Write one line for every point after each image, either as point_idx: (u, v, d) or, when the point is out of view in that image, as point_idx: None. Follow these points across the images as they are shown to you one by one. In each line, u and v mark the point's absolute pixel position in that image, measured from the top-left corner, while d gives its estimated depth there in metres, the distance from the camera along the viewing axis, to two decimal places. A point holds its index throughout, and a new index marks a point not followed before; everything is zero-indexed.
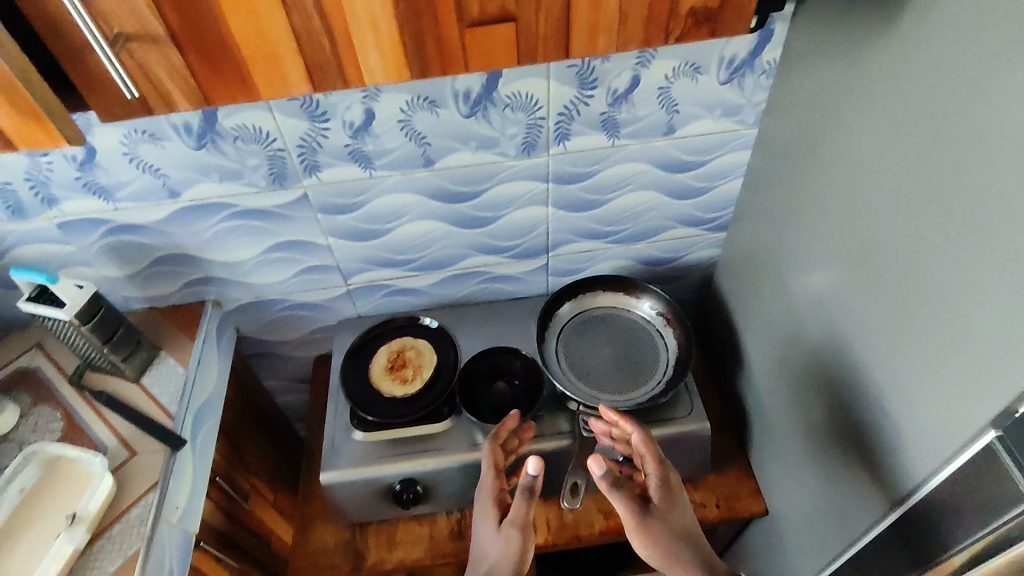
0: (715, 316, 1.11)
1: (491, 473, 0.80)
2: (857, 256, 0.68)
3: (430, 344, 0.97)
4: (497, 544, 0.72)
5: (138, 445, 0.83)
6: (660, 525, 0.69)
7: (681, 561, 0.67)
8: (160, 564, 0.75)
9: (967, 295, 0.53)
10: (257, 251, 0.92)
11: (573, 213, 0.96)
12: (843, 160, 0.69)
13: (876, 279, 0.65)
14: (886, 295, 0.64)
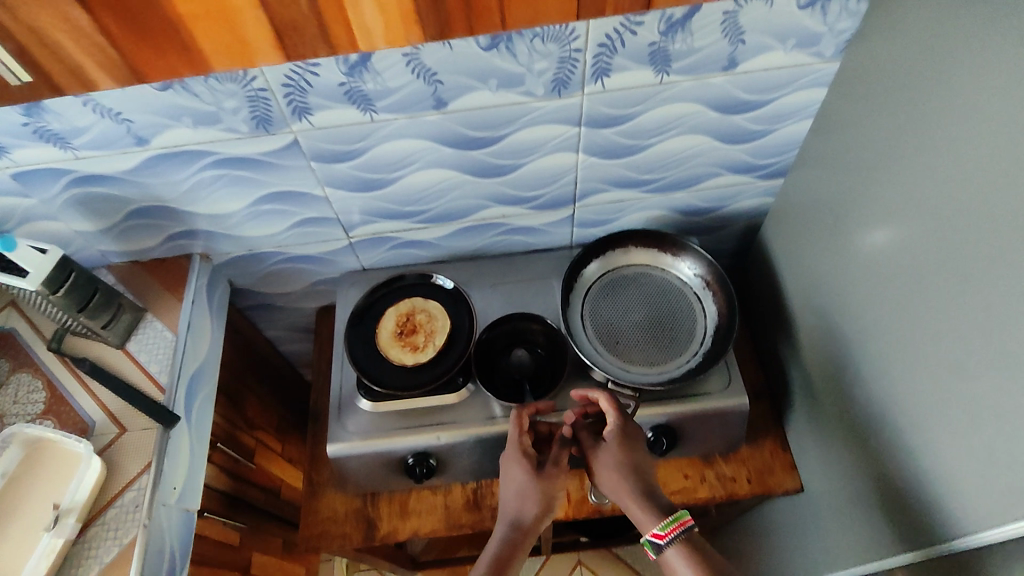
0: (758, 272, 1.00)
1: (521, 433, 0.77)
2: (952, 238, 0.57)
3: (443, 308, 0.87)
4: (524, 498, 0.73)
5: (128, 421, 0.77)
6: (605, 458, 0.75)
7: (616, 489, 0.72)
8: (160, 548, 0.72)
9: None
10: (244, 202, 0.81)
11: (606, 159, 0.83)
12: (950, 119, 0.56)
13: (972, 273, 0.54)
14: (980, 297, 0.53)
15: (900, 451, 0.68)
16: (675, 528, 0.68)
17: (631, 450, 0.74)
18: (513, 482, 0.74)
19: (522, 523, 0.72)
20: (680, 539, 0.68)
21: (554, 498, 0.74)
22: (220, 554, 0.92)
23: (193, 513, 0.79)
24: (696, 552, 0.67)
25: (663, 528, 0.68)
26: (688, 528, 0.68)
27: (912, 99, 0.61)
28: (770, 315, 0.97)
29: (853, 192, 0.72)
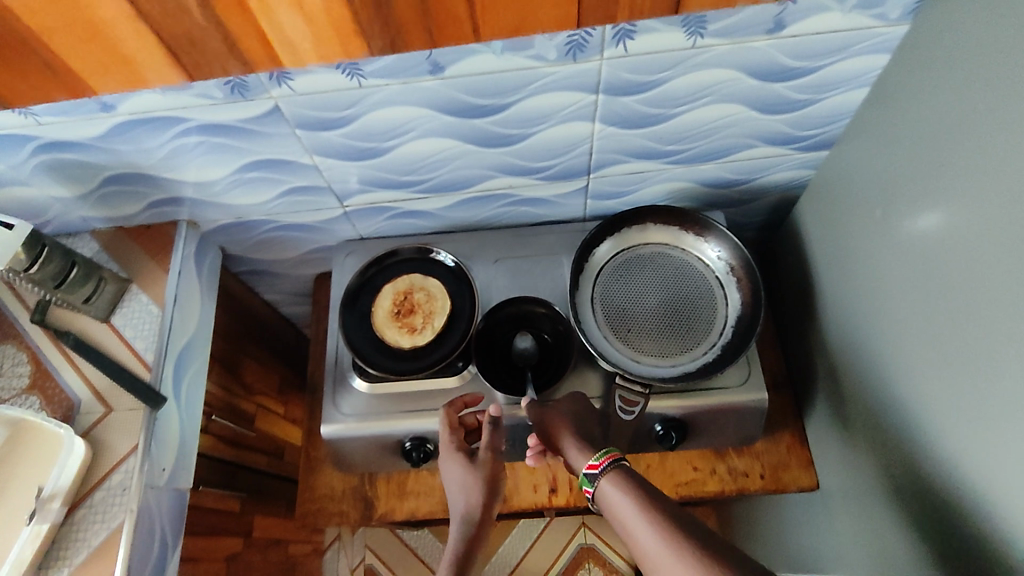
0: (787, 252, 0.92)
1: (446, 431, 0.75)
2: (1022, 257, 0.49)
3: (443, 287, 0.82)
4: (465, 491, 0.69)
5: (114, 400, 0.74)
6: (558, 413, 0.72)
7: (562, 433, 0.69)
8: (150, 531, 0.71)
9: None
10: (228, 170, 0.74)
11: (626, 130, 0.74)
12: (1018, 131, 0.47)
13: None
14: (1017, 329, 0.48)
15: (934, 471, 0.62)
16: (607, 456, 0.62)
17: (573, 415, 0.72)
18: (455, 477, 0.70)
19: (472, 516, 0.67)
20: (612, 467, 0.61)
21: (498, 483, 0.69)
22: (220, 522, 0.91)
23: (184, 491, 0.77)
24: (631, 478, 0.60)
25: (595, 457, 0.63)
26: (620, 459, 0.63)
27: (998, 81, 0.51)
28: (797, 300, 0.90)
29: (908, 181, 0.63)
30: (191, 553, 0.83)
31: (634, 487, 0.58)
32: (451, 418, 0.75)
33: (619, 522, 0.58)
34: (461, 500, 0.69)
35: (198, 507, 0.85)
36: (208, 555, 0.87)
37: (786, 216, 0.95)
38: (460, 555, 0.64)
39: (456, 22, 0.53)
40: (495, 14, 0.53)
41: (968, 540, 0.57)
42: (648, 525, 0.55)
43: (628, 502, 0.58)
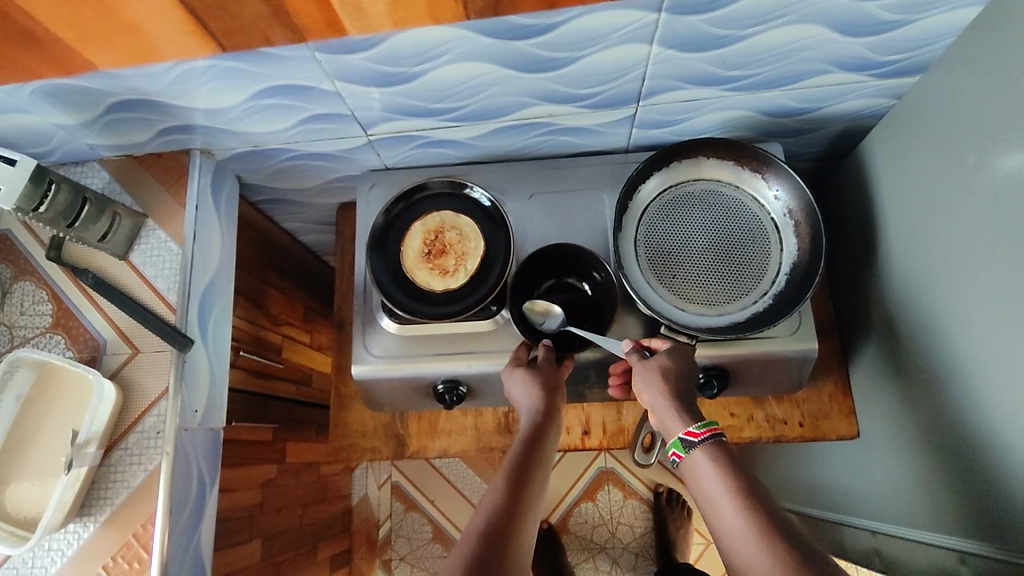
0: (848, 188, 0.85)
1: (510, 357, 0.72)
2: None
3: (476, 226, 0.77)
4: (526, 395, 0.66)
5: (140, 340, 0.73)
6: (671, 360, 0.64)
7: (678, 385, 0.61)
8: (188, 471, 0.71)
9: None
10: (242, 97, 0.67)
11: (687, 53, 0.65)
12: None
13: None
14: None
15: (992, 438, 0.59)
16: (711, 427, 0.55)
17: (680, 367, 0.63)
18: (517, 399, 0.67)
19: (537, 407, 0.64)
20: (712, 439, 0.55)
21: (557, 386, 0.67)
22: (254, 452, 0.92)
23: (217, 430, 0.78)
24: (728, 455, 0.54)
25: (697, 425, 0.55)
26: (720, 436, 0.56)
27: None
28: (855, 243, 0.84)
29: (1014, 122, 0.55)
30: (229, 483, 0.84)
31: (726, 465, 0.52)
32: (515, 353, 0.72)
33: (699, 492, 0.53)
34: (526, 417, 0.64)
35: (232, 440, 0.85)
36: (244, 484, 0.88)
37: (849, 148, 0.86)
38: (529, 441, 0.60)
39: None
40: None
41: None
42: (734, 506, 0.49)
43: (715, 478, 0.52)
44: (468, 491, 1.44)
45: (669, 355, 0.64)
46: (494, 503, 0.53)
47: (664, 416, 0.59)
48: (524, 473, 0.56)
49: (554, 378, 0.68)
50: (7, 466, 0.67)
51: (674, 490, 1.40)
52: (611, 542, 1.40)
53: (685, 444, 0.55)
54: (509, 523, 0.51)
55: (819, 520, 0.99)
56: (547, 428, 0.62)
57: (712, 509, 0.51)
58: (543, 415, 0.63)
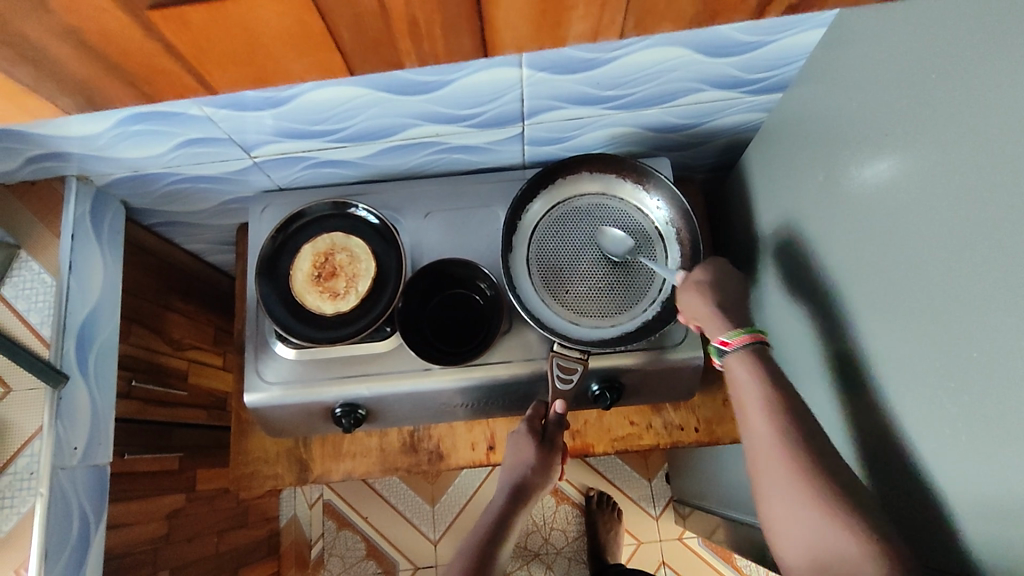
0: (736, 198, 0.88)
1: (529, 420, 0.76)
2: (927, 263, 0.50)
3: (367, 246, 0.77)
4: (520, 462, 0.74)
5: (12, 377, 0.69)
6: (705, 292, 0.68)
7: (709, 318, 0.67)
8: (67, 511, 0.69)
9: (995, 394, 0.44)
10: (108, 124, 0.65)
11: (560, 76, 0.66)
12: (924, 140, 0.50)
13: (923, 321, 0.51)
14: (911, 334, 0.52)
15: (867, 438, 0.62)
16: (744, 337, 0.63)
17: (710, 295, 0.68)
18: (515, 445, 0.75)
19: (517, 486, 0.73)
20: (747, 348, 0.63)
21: (552, 465, 0.74)
22: (156, 483, 0.89)
23: (101, 466, 0.76)
24: (761, 364, 0.61)
25: (729, 335, 0.64)
26: (759, 341, 0.63)
27: (972, 37, 0.45)
28: (745, 250, 0.87)
29: (860, 137, 0.58)
30: (126, 518, 0.81)
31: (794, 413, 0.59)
32: (536, 414, 0.76)
33: (738, 398, 0.61)
34: (518, 469, 0.74)
35: (128, 475, 0.82)
36: (146, 516, 0.85)
37: (736, 158, 0.90)
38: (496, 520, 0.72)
39: (169, 79, 0.42)
40: (220, 69, 0.41)
41: (891, 507, 0.58)
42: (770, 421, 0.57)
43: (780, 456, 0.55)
44: (400, 506, 1.43)
45: (697, 294, 0.68)
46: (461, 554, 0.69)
47: (704, 322, 0.67)
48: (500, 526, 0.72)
49: (553, 433, 0.74)
50: None
51: (604, 493, 1.42)
52: (545, 548, 1.41)
53: (722, 352, 0.65)
54: None
55: (723, 518, 1.03)
56: (530, 501, 0.74)
57: (750, 419, 0.59)
58: (535, 485, 0.74)
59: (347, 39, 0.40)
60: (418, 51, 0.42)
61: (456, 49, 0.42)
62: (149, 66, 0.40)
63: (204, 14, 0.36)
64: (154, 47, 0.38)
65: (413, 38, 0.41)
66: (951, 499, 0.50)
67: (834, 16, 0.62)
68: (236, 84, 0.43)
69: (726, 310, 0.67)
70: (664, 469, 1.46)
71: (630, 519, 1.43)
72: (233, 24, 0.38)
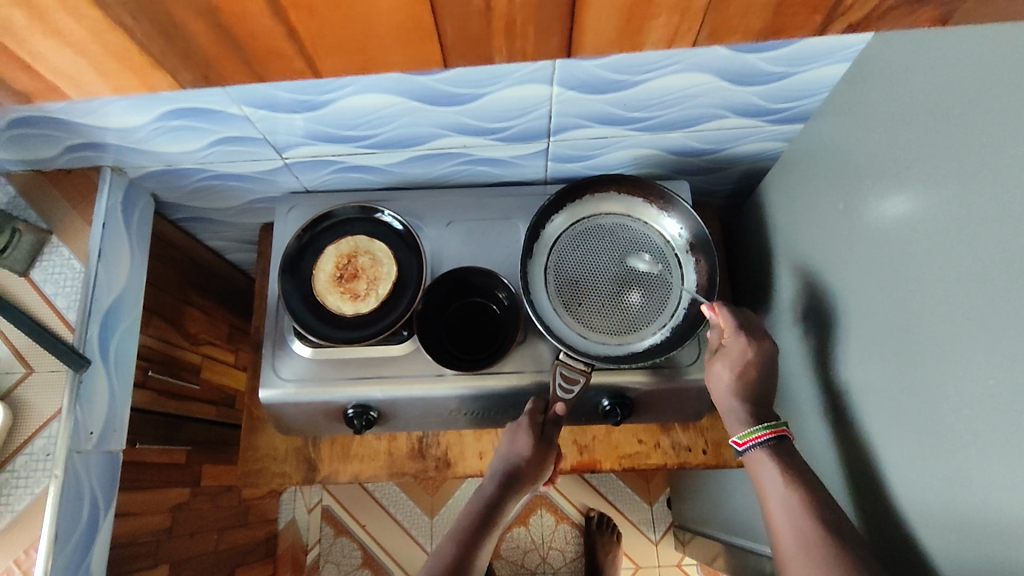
0: (753, 226, 0.89)
1: (530, 415, 0.74)
2: (935, 292, 0.51)
3: (390, 251, 0.79)
4: (516, 454, 0.72)
5: (35, 359, 0.71)
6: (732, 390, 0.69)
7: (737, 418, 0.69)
8: (78, 494, 0.70)
9: (1003, 426, 0.45)
10: (149, 118, 0.68)
11: (587, 94, 0.68)
12: (939, 172, 0.51)
13: (931, 348, 0.52)
14: (928, 363, 0.52)
15: (869, 471, 0.62)
16: (755, 437, 0.65)
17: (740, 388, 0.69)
18: (512, 435, 0.74)
19: (510, 476, 0.72)
20: (759, 447, 0.65)
21: (551, 459, 0.74)
22: (163, 475, 0.89)
23: (115, 453, 0.77)
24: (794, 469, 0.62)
25: (741, 435, 0.66)
26: (779, 436, 0.65)
27: (992, 77, 0.46)
28: (759, 277, 0.87)
29: (879, 170, 0.59)
30: (131, 507, 0.81)
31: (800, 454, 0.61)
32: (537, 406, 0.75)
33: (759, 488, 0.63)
34: (512, 458, 0.73)
35: (138, 464, 0.83)
36: (151, 508, 0.86)
37: (755, 188, 0.91)
38: (488, 505, 0.71)
39: (283, 61, 0.46)
40: (329, 56, 0.46)
41: (891, 542, 0.58)
42: (789, 509, 0.60)
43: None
44: (400, 516, 1.43)
45: (729, 396, 0.69)
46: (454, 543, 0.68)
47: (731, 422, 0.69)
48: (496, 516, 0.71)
49: (551, 431, 0.73)
50: None
51: (604, 514, 1.41)
52: (542, 566, 1.40)
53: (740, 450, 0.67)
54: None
55: (724, 545, 1.02)
56: (523, 490, 0.74)
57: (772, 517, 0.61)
58: (526, 478, 0.73)
59: (449, 33, 0.44)
60: (509, 48, 0.47)
61: (540, 49, 0.47)
62: (268, 48, 0.45)
63: (333, 6, 0.41)
64: (282, 29, 0.42)
65: (506, 34, 0.45)
66: (946, 530, 0.51)
67: (858, 53, 0.64)
68: (342, 69, 0.48)
69: (745, 405, 0.68)
70: (666, 494, 1.46)
71: (628, 543, 1.42)
72: (355, 30, 0.43)
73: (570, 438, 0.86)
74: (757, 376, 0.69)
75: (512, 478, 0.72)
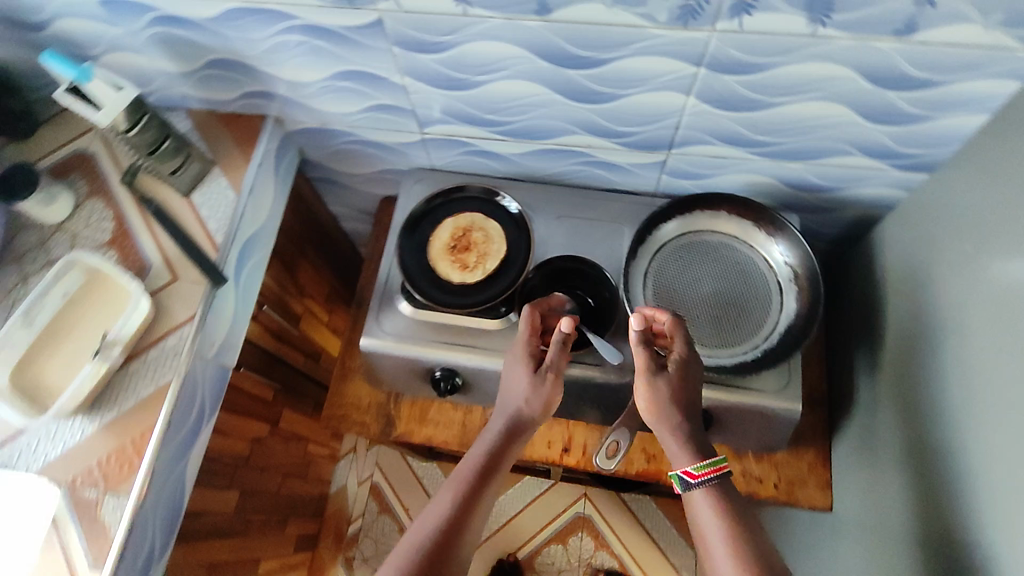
0: (859, 272, 0.88)
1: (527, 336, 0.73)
2: None
3: (502, 231, 0.84)
4: (517, 390, 0.71)
5: (181, 270, 0.78)
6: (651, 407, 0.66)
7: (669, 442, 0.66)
8: (193, 396, 0.76)
9: None
10: (322, 74, 0.77)
11: (721, 110, 0.72)
12: None
13: None
14: None
15: (975, 528, 0.59)
16: (711, 469, 0.63)
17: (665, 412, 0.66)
18: (510, 372, 0.73)
19: (513, 419, 0.70)
20: (712, 481, 0.63)
21: (555, 399, 0.71)
22: (253, 406, 0.96)
23: (226, 368, 0.83)
24: (724, 498, 0.63)
25: (697, 467, 0.64)
26: (723, 474, 0.64)
27: None
28: (858, 323, 0.86)
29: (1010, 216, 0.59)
30: (224, 426, 0.87)
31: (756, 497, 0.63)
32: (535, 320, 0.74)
33: (699, 530, 0.63)
34: (511, 414, 0.70)
35: (236, 388, 0.90)
36: (237, 432, 0.92)
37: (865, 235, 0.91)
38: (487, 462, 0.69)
39: None
40: None
41: None
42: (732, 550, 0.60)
43: None
44: None
45: (647, 410, 0.67)
46: (443, 524, 0.65)
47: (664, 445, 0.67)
48: (488, 483, 0.68)
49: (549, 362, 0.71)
50: (39, 354, 0.72)
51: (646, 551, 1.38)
52: None
53: (685, 483, 0.64)
54: (453, 538, 0.64)
55: None
56: (527, 436, 0.72)
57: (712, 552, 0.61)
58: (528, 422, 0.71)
59: None
60: None
61: None
62: None
63: None
64: None
65: None
66: None
67: (1001, 105, 0.65)
68: None
69: (686, 437, 0.65)
70: None
71: None
72: None
73: (639, 445, 0.87)
74: (684, 393, 0.66)
75: (514, 418, 0.70)
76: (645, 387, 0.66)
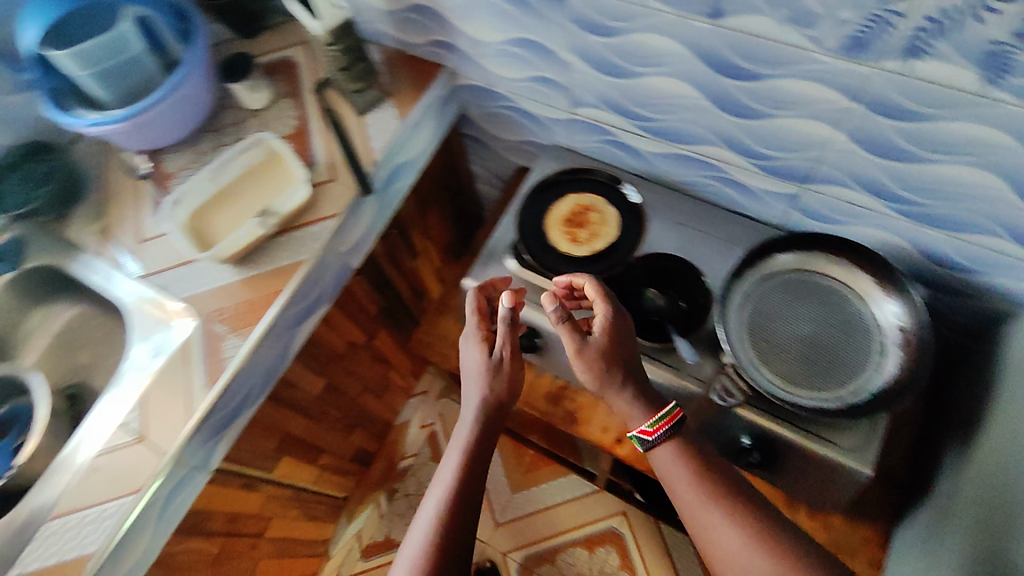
0: (976, 365, 0.83)
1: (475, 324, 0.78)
2: None
3: (618, 218, 0.89)
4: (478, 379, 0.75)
5: (338, 174, 0.90)
6: (590, 377, 0.71)
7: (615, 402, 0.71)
8: (320, 279, 0.88)
9: None
10: (501, 37, 0.85)
11: (868, 154, 0.71)
12: None
13: None
14: None
15: None
16: (662, 424, 0.68)
17: (602, 375, 0.70)
18: (467, 361, 0.77)
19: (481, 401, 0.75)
20: (666, 434, 0.69)
21: (517, 370, 0.76)
22: (359, 313, 1.08)
23: (349, 266, 0.94)
24: (685, 449, 0.69)
25: (650, 426, 0.69)
26: (675, 425, 0.69)
27: None
28: (959, 415, 0.81)
29: None
30: (331, 319, 0.99)
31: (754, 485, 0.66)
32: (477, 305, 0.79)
33: (667, 480, 0.69)
34: (477, 399, 0.75)
35: (349, 291, 1.01)
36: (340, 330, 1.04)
37: None
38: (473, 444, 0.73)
39: None
40: None
41: None
42: (708, 503, 0.65)
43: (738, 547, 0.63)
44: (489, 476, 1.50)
45: (588, 380, 0.71)
46: (441, 517, 0.68)
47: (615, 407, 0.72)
48: (473, 469, 0.72)
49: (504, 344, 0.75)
50: (216, 207, 0.88)
51: None
52: None
53: (645, 441, 0.69)
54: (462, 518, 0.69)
55: None
56: (502, 413, 0.76)
57: (684, 499, 0.67)
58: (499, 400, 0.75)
59: None
60: None
61: None
62: None
63: None
64: None
65: None
66: None
67: None
68: None
69: (635, 393, 0.71)
70: None
71: None
72: None
73: None
74: (618, 354, 0.71)
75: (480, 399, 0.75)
76: (577, 359, 0.70)
